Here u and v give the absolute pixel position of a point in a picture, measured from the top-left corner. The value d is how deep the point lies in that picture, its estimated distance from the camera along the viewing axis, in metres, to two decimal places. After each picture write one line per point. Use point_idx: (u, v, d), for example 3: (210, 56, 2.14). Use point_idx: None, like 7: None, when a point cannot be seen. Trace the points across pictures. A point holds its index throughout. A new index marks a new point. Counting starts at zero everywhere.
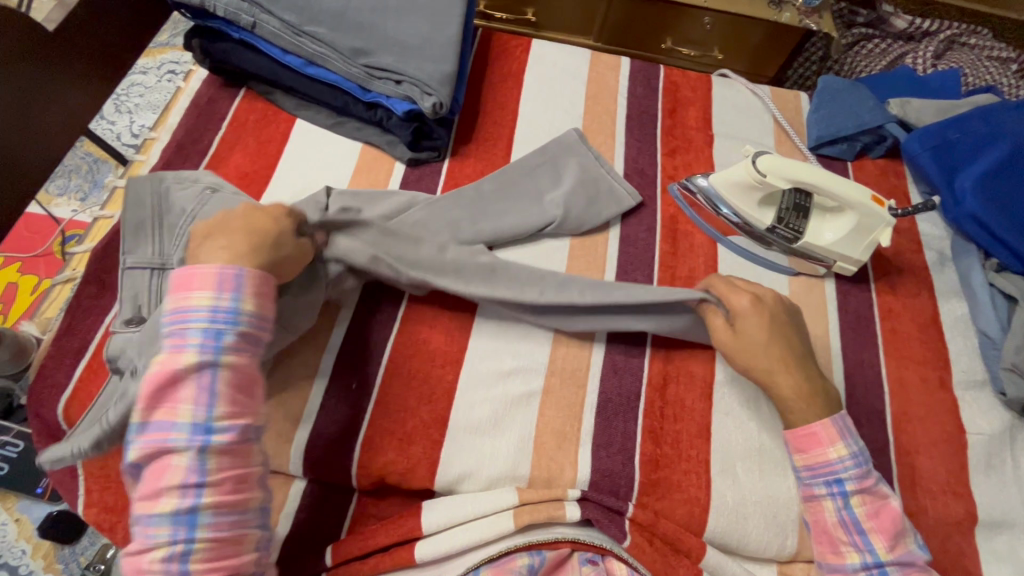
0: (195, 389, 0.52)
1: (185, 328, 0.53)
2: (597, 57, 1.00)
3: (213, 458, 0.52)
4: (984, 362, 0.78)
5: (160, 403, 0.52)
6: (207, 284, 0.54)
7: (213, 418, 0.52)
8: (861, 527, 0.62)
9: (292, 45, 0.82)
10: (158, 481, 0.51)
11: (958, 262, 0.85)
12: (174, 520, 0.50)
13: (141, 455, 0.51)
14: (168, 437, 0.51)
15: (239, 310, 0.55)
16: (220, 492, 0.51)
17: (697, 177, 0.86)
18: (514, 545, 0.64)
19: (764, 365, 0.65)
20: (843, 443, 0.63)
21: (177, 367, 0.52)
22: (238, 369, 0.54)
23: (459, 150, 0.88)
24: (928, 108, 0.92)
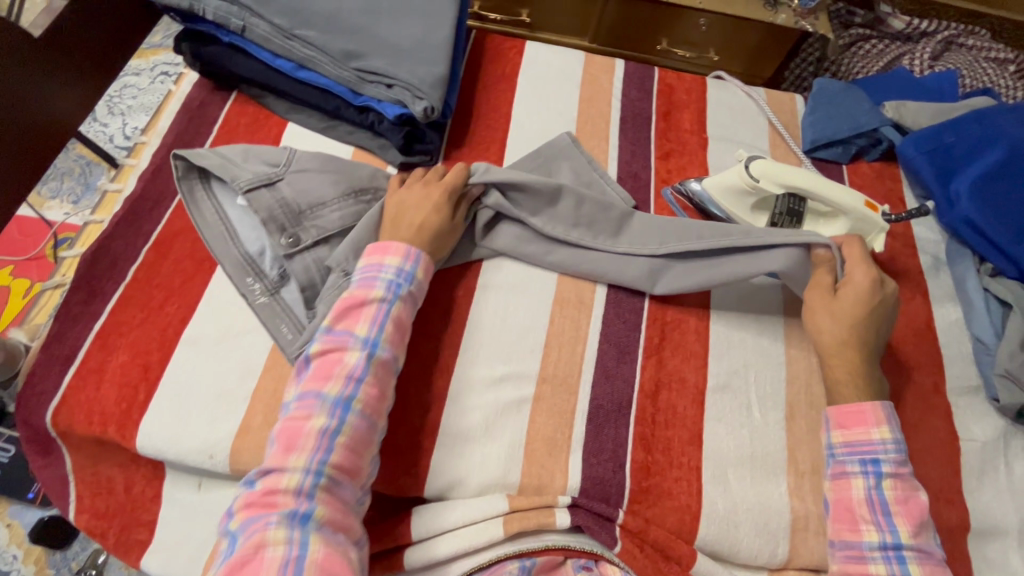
0: (375, 314, 0.63)
1: (378, 272, 0.66)
2: (591, 59, 1.00)
3: (374, 367, 0.61)
4: (978, 367, 0.77)
5: (345, 318, 0.63)
6: (402, 251, 0.68)
7: (380, 343, 0.62)
8: (888, 509, 0.61)
9: (283, 48, 0.81)
10: (328, 372, 0.60)
11: (953, 267, 0.85)
12: (335, 402, 0.58)
13: (321, 348, 0.61)
14: (348, 341, 0.62)
15: (414, 275, 0.67)
16: (369, 395, 0.59)
17: (690, 181, 0.85)
18: (504, 553, 0.63)
19: (845, 335, 0.68)
20: (889, 428, 0.64)
21: (368, 296, 0.64)
22: (403, 317, 0.65)
23: (452, 154, 0.88)
24: (924, 111, 0.91)
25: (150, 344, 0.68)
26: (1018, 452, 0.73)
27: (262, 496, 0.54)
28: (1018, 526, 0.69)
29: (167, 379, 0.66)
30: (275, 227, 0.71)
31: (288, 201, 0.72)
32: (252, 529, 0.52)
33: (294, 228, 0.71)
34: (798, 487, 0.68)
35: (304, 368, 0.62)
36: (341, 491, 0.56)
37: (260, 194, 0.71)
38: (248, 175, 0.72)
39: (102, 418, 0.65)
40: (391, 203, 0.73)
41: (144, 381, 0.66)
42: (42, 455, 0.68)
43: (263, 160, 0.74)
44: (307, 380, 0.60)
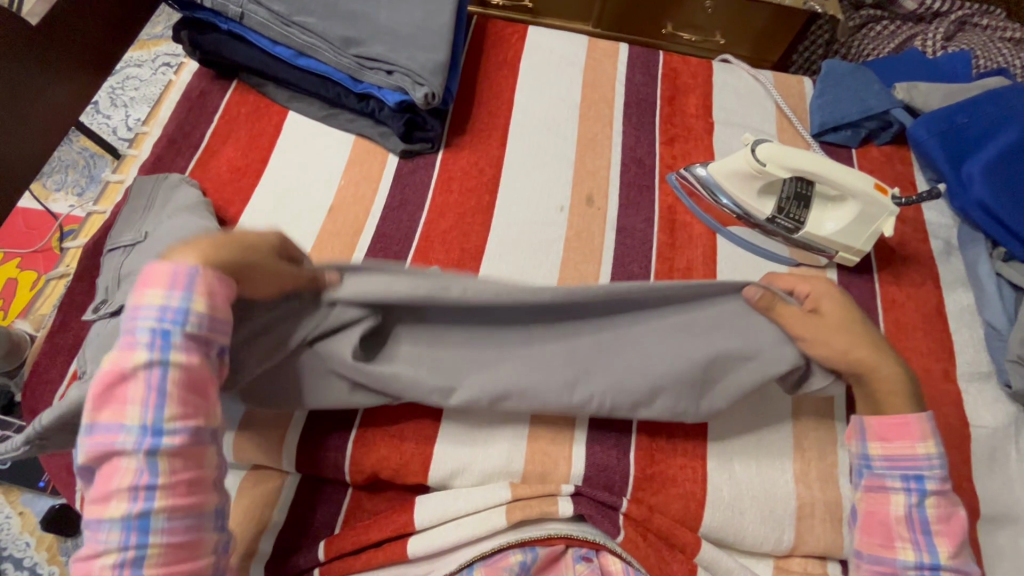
0: (143, 390, 0.50)
1: (137, 319, 0.51)
2: (595, 43, 0.98)
3: (162, 461, 0.49)
4: (989, 353, 0.76)
5: (107, 404, 0.50)
6: (165, 279, 0.51)
7: (164, 425, 0.49)
8: (928, 528, 0.61)
9: (282, 35, 0.81)
10: (109, 484, 0.49)
11: (965, 251, 0.83)
12: (123, 525, 0.48)
13: (89, 458, 0.49)
14: (117, 440, 0.49)
15: (189, 309, 0.51)
16: (173, 496, 0.49)
17: (696, 165, 0.84)
18: (505, 542, 0.63)
19: (864, 350, 0.63)
20: (934, 442, 0.62)
21: (127, 367, 0.50)
22: (191, 370, 0.51)
23: (453, 141, 0.87)
24: (936, 93, 0.88)
25: None
26: None
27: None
28: None
29: None
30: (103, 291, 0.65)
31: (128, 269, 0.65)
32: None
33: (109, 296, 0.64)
34: (805, 474, 0.68)
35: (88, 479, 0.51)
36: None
37: (115, 255, 0.68)
38: (123, 237, 0.69)
39: None
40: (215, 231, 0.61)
41: None
42: None
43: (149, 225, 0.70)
44: (90, 500, 0.50)
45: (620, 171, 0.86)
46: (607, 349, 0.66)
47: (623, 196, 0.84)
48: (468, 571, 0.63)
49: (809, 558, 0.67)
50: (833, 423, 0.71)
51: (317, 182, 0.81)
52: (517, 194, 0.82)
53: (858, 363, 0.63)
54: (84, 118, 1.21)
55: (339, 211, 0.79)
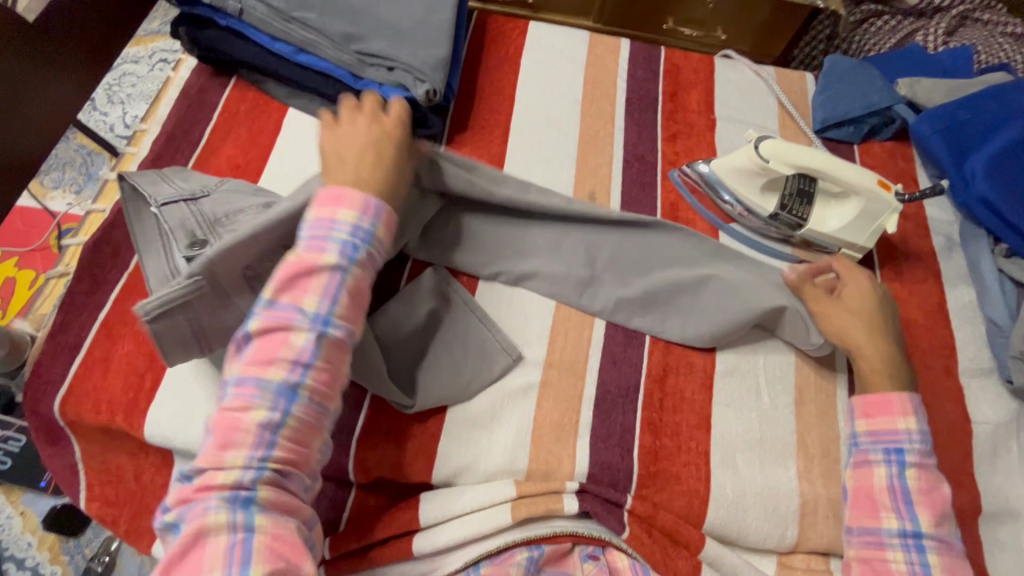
0: (325, 284, 0.53)
1: (331, 231, 0.55)
2: (596, 39, 0.98)
3: (323, 352, 0.52)
4: (991, 349, 0.76)
5: (288, 288, 0.53)
6: (359, 203, 0.57)
7: (333, 318, 0.53)
8: (910, 498, 0.61)
9: (281, 31, 0.80)
10: (270, 355, 0.51)
11: (967, 247, 0.83)
12: (278, 391, 0.50)
13: (262, 326, 0.52)
14: (294, 318, 0.52)
15: (373, 234, 0.57)
16: (318, 381, 0.52)
17: (698, 162, 0.84)
18: (511, 540, 0.63)
19: (858, 332, 0.68)
20: (916, 418, 0.63)
21: (318, 263, 0.54)
22: (362, 283, 0.56)
23: (455, 137, 0.86)
24: (938, 88, 0.88)
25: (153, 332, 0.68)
26: None
27: (195, 491, 0.48)
28: None
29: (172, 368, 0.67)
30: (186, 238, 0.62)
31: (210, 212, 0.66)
32: (188, 518, 0.47)
33: (205, 235, 0.63)
34: (808, 470, 0.68)
35: (243, 344, 0.52)
36: (290, 482, 0.50)
37: (179, 206, 0.65)
38: (171, 189, 0.66)
39: (110, 407, 0.65)
40: (324, 141, 0.64)
41: (151, 368, 0.67)
42: (51, 444, 0.68)
43: (202, 181, 0.70)
44: (245, 361, 0.51)
45: (623, 168, 0.86)
46: (626, 275, 0.74)
47: (625, 193, 0.84)
48: (476, 568, 0.63)
49: (813, 554, 0.67)
50: (835, 420, 0.71)
51: None
52: None
53: (842, 333, 0.69)
54: (81, 115, 1.19)
55: None
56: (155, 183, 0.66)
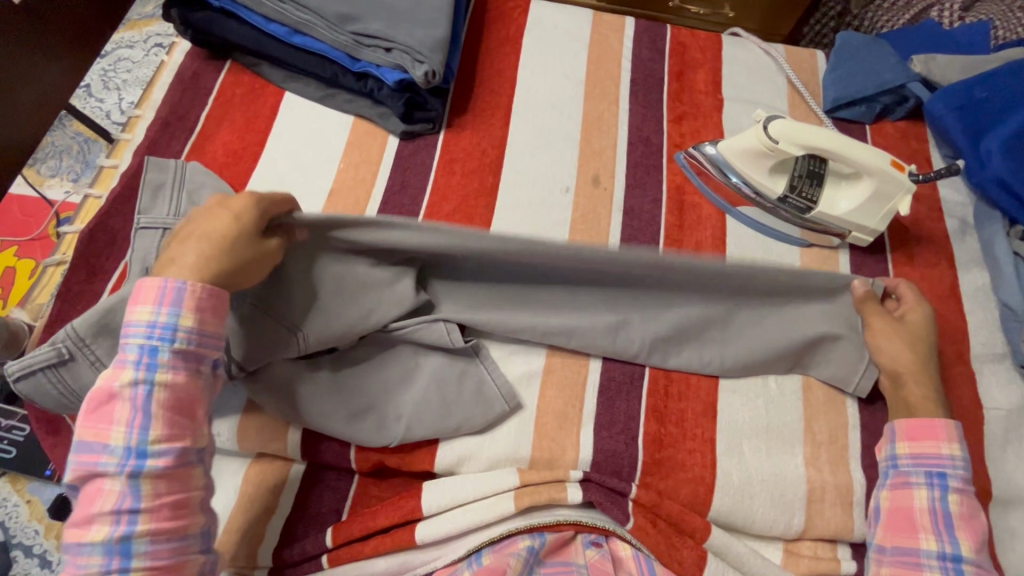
0: (128, 413, 0.50)
1: (126, 343, 0.52)
2: (600, 17, 0.95)
3: (149, 481, 0.50)
4: (1004, 334, 0.74)
5: (95, 424, 0.51)
6: (152, 297, 0.51)
7: (148, 446, 0.50)
8: (951, 524, 0.60)
9: (276, 12, 0.78)
10: (93, 503, 0.50)
11: (981, 230, 0.81)
12: (108, 537, 0.49)
13: (76, 474, 0.51)
14: (101, 461, 0.50)
15: (176, 328, 0.52)
16: (156, 519, 0.50)
17: (705, 144, 0.82)
18: (514, 528, 0.63)
19: (911, 366, 0.65)
20: (959, 446, 0.62)
21: (116, 388, 0.51)
22: (177, 391, 0.52)
23: (455, 121, 0.84)
24: (954, 67, 0.85)
25: None
26: None
27: None
28: None
29: None
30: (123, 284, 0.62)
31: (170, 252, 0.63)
32: None
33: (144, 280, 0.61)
34: (815, 458, 0.67)
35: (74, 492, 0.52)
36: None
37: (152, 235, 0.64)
38: (160, 213, 0.65)
39: None
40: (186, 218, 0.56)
41: None
42: (52, 434, 0.68)
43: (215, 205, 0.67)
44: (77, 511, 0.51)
45: (626, 151, 0.83)
46: None
47: (630, 176, 0.82)
48: (477, 556, 0.63)
49: (819, 542, 0.66)
50: (844, 406, 0.70)
51: (315, 166, 0.79)
52: (521, 176, 0.80)
53: (896, 362, 0.66)
54: (76, 102, 1.17)
55: (340, 195, 0.77)
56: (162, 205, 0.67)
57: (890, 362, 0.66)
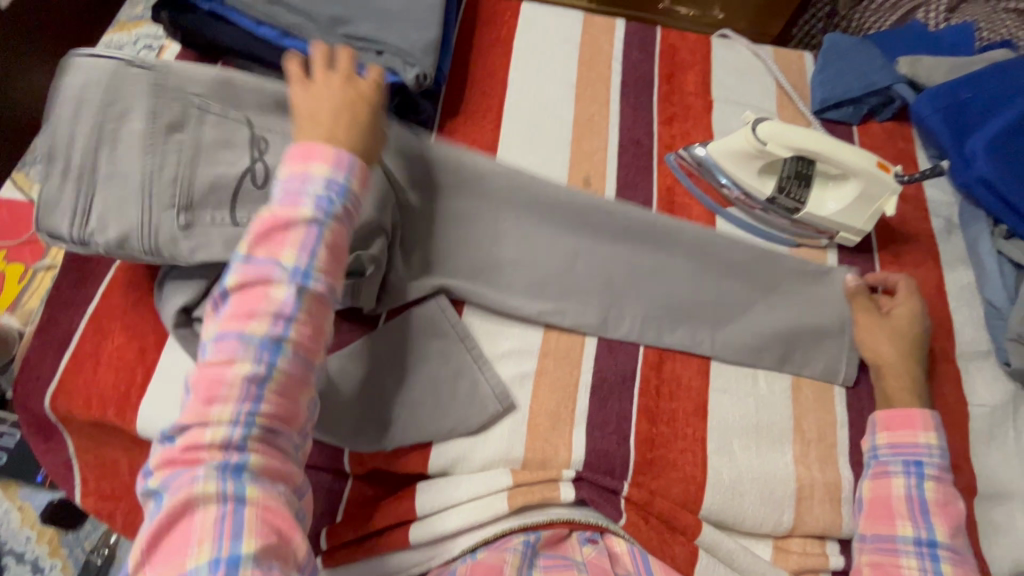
0: (303, 238, 0.51)
1: (304, 184, 0.52)
2: (591, 19, 0.95)
3: (303, 306, 0.50)
4: (989, 331, 0.76)
5: (264, 241, 0.51)
6: (332, 157, 0.53)
7: (313, 274, 0.51)
8: (926, 509, 0.61)
9: (267, 15, 0.78)
10: (248, 312, 0.49)
11: (967, 229, 0.82)
12: (262, 344, 0.49)
13: (237, 281, 0.50)
14: (272, 274, 0.50)
15: (347, 186, 0.54)
16: (302, 335, 0.50)
17: (695, 146, 0.82)
18: (508, 527, 0.63)
19: (892, 359, 0.69)
20: (935, 434, 0.64)
21: (292, 217, 0.51)
22: (340, 235, 0.53)
23: (446, 123, 0.85)
24: (940, 68, 0.86)
25: (146, 327, 0.68)
26: None
27: (182, 451, 0.46)
28: None
29: (167, 360, 0.66)
30: (161, 186, 0.59)
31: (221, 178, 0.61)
32: (179, 476, 0.46)
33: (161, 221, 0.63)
34: (804, 455, 0.68)
35: (221, 301, 0.51)
36: (283, 440, 0.49)
37: None
38: None
39: (102, 402, 0.65)
40: (304, 96, 0.57)
41: (142, 362, 0.66)
42: (43, 440, 0.68)
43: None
44: (224, 318, 0.50)
45: (618, 152, 0.84)
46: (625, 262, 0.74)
47: (621, 177, 0.82)
48: (473, 555, 0.63)
49: (809, 538, 0.67)
50: (832, 404, 0.71)
51: None
52: None
53: (875, 355, 0.70)
54: None
55: None
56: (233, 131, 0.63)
57: (865, 354, 0.70)
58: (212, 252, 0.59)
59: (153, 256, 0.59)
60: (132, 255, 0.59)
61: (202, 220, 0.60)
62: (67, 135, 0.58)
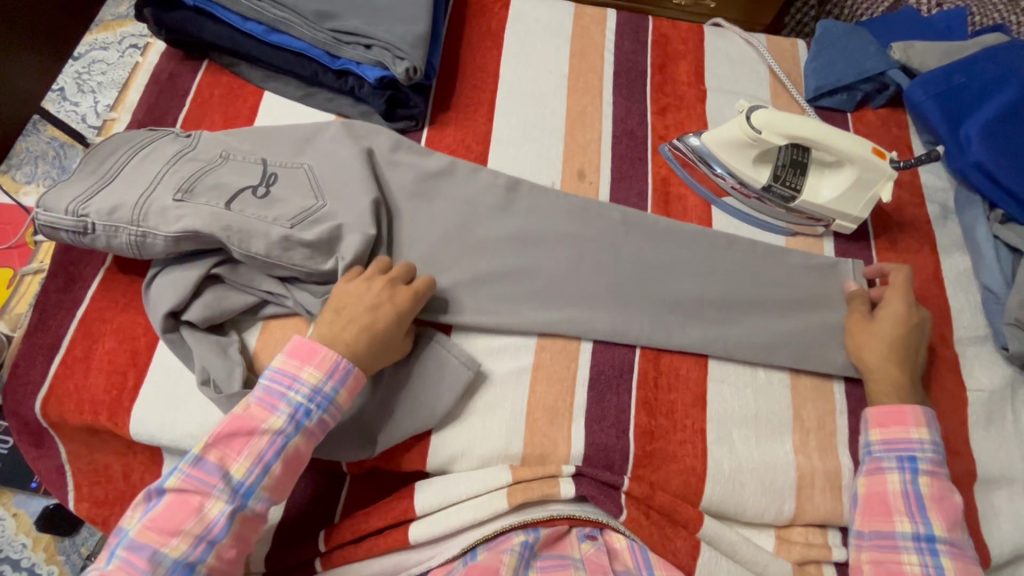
0: (260, 451, 0.56)
1: (289, 389, 0.57)
2: (581, 10, 0.95)
3: (234, 527, 0.55)
4: (986, 317, 0.76)
5: (221, 446, 0.55)
6: (325, 366, 0.58)
7: (256, 491, 0.55)
8: (923, 504, 0.61)
9: (252, 10, 0.77)
10: (176, 521, 0.53)
11: (962, 214, 0.82)
12: (173, 566, 0.52)
13: (178, 486, 0.54)
14: (214, 486, 0.54)
15: (329, 401, 0.58)
16: (221, 554, 0.54)
17: (689, 135, 0.81)
18: (508, 524, 0.62)
19: (874, 360, 0.68)
20: (927, 429, 0.64)
21: (259, 427, 0.56)
22: (298, 453, 0.58)
23: (438, 117, 0.84)
24: (933, 52, 0.85)
25: (137, 330, 0.67)
26: None
27: None
28: None
29: (157, 364, 0.65)
30: (170, 180, 0.66)
31: (227, 184, 0.67)
32: None
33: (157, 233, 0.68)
34: (804, 444, 0.68)
35: (154, 498, 0.54)
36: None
37: None
38: None
39: (93, 407, 0.64)
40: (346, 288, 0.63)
41: (134, 366, 0.65)
42: (35, 447, 0.67)
43: (289, 210, 0.67)
44: (147, 521, 0.53)
45: (611, 143, 0.83)
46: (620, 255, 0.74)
47: (615, 169, 0.82)
48: (473, 553, 0.63)
49: (809, 528, 0.67)
50: (831, 392, 0.71)
51: None
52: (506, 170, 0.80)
53: (859, 352, 0.69)
54: (50, 106, 1.14)
55: None
56: (251, 164, 0.70)
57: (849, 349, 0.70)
58: (194, 221, 0.62)
59: (137, 225, 0.62)
60: (117, 226, 0.62)
61: (194, 200, 0.64)
62: (124, 150, 0.70)
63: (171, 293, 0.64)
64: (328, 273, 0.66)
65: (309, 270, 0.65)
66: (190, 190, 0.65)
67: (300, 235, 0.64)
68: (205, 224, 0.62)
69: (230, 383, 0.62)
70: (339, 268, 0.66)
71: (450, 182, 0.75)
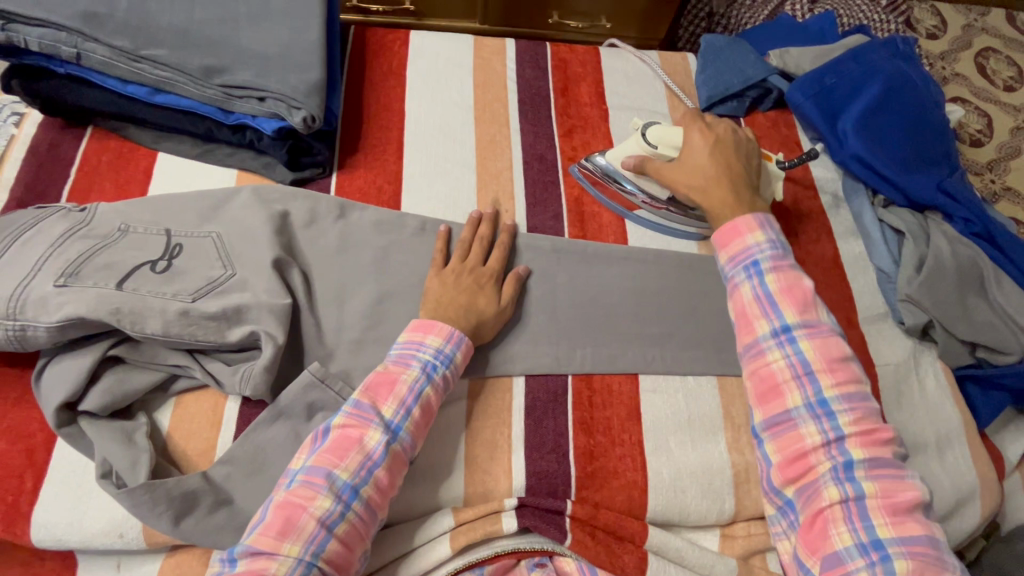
0: (405, 395, 0.59)
1: (417, 351, 0.62)
2: (480, 42, 0.97)
3: (390, 458, 0.57)
4: (883, 295, 0.81)
5: (373, 389, 0.59)
6: (445, 332, 0.64)
7: (403, 430, 0.58)
8: (774, 300, 0.60)
9: (130, 72, 0.73)
10: (343, 450, 0.56)
11: (851, 202, 0.88)
12: (344, 487, 0.54)
13: (343, 422, 0.57)
14: (373, 422, 0.57)
15: (450, 358, 0.63)
16: (377, 486, 0.56)
17: (595, 155, 0.85)
18: (454, 571, 0.61)
19: (700, 184, 0.72)
20: (763, 232, 0.64)
21: (399, 374, 0.60)
22: (432, 401, 0.61)
23: (346, 162, 0.83)
24: (807, 55, 0.92)
25: (32, 427, 0.62)
26: (927, 368, 0.78)
27: None
28: (935, 437, 0.74)
29: (58, 462, 0.60)
30: (53, 264, 0.62)
31: (119, 263, 0.64)
32: None
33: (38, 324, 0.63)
34: (736, 441, 0.70)
35: (319, 438, 0.57)
36: None
37: None
38: None
39: None
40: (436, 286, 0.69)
41: (30, 469, 0.60)
42: None
43: (191, 283, 0.64)
44: (320, 452, 0.56)
45: (522, 169, 0.85)
46: (540, 279, 0.76)
47: (528, 194, 0.83)
48: None
49: (752, 522, 0.69)
50: None
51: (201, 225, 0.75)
52: (420, 207, 0.80)
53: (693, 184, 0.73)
54: None
55: None
56: (153, 236, 0.68)
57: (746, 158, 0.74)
58: (79, 306, 0.58)
59: (15, 319, 0.58)
60: None
61: (79, 284, 0.61)
62: (3, 236, 0.65)
63: (60, 387, 0.59)
64: (235, 342, 0.63)
65: (215, 343, 0.62)
66: (75, 273, 0.61)
67: (200, 308, 0.62)
68: (95, 306, 0.58)
69: (137, 474, 0.58)
70: (249, 336, 0.63)
71: (365, 229, 0.75)
